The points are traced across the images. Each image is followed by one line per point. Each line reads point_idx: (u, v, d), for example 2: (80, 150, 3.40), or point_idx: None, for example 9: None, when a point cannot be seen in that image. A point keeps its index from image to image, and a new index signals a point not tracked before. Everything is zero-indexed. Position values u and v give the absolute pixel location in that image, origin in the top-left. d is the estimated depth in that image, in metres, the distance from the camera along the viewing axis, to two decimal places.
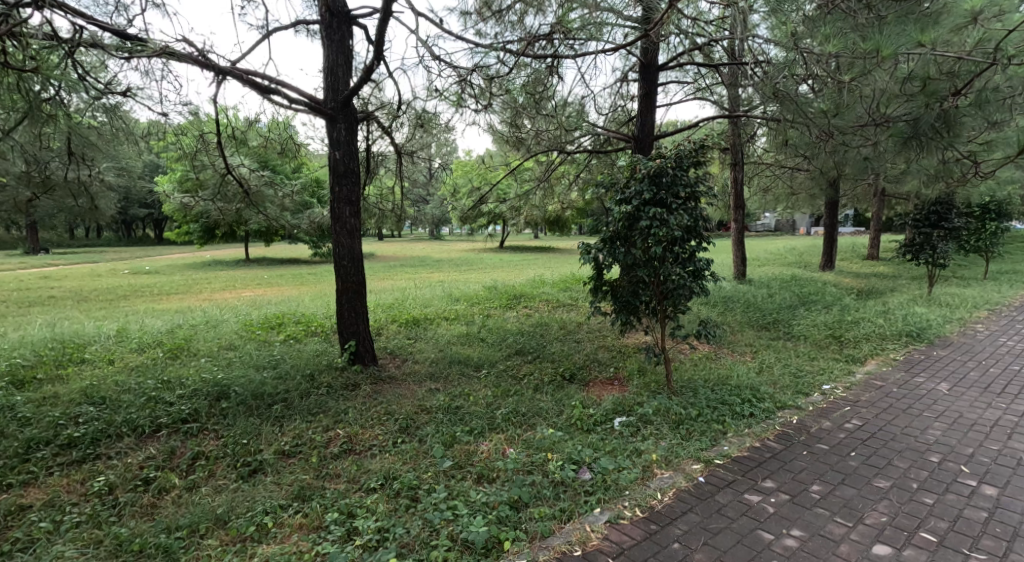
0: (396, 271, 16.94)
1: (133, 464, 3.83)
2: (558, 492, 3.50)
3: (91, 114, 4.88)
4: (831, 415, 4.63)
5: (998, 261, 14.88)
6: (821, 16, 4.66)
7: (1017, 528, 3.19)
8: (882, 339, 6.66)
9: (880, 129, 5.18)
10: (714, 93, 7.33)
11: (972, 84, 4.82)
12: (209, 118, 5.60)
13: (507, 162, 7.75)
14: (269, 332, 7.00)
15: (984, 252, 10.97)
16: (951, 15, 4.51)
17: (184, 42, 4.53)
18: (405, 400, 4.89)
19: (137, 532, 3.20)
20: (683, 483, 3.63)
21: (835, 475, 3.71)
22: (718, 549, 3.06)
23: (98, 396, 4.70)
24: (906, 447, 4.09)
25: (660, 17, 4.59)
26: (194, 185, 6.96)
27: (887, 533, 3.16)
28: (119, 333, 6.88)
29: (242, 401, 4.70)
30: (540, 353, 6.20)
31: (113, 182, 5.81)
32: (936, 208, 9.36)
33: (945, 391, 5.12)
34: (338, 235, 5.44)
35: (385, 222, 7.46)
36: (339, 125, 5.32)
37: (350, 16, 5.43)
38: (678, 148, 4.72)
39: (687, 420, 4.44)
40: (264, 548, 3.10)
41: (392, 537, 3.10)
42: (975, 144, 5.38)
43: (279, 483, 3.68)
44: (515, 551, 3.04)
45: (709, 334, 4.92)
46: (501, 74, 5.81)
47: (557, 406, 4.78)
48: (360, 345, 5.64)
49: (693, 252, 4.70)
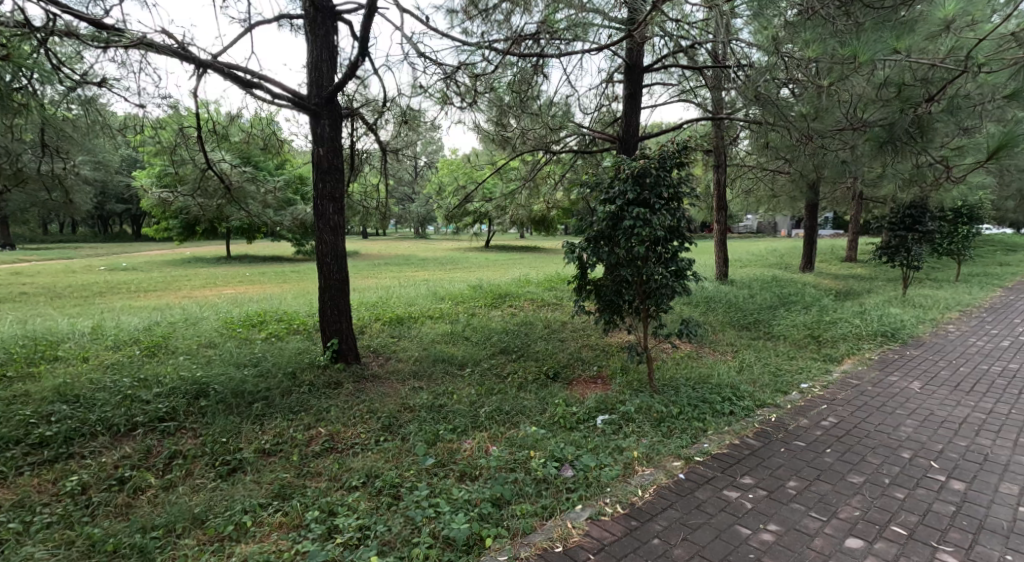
0: (382, 269, 16.87)
1: (108, 463, 3.78)
2: (540, 489, 3.54)
3: (66, 106, 4.81)
4: (808, 413, 4.71)
5: (971, 264, 15.31)
6: (801, 22, 4.76)
7: (983, 521, 3.28)
8: (858, 339, 6.81)
9: (856, 133, 5.33)
10: (698, 96, 7.42)
11: (944, 91, 4.85)
12: (189, 112, 5.54)
13: (493, 161, 7.75)
14: (251, 329, 6.97)
15: (958, 254, 11.21)
16: (925, 23, 4.53)
17: (164, 34, 4.47)
18: (388, 399, 4.88)
19: (111, 532, 3.17)
20: (663, 479, 3.69)
21: (812, 471, 3.79)
22: (696, 544, 3.11)
23: (72, 394, 4.63)
24: (879, 443, 4.19)
25: (643, 18, 4.62)
26: (173, 180, 6.84)
27: (859, 527, 3.24)
28: (95, 330, 6.77)
29: (221, 399, 4.65)
30: (524, 352, 6.23)
31: (87, 174, 5.71)
32: (910, 211, 9.59)
33: (916, 389, 5.25)
34: (322, 232, 5.42)
35: (370, 219, 7.40)
36: (323, 121, 5.28)
37: (335, 11, 5.39)
38: (662, 149, 4.75)
39: (669, 418, 4.50)
40: (242, 547, 3.08)
41: (374, 535, 3.11)
42: (947, 150, 5.51)
43: (259, 482, 3.65)
44: (496, 547, 3.06)
45: (691, 334, 4.98)
46: (487, 72, 5.80)
47: (541, 404, 4.80)
48: (343, 343, 5.61)
49: (675, 252, 4.76)
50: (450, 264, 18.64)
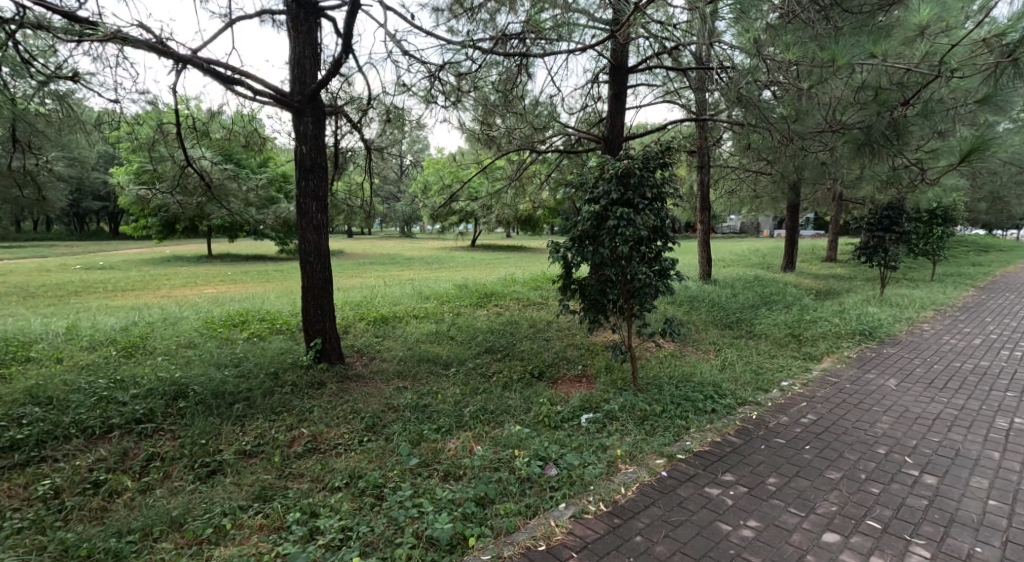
0: (367, 268, 16.74)
1: (82, 466, 3.72)
2: (523, 488, 3.55)
3: (40, 101, 4.75)
4: (788, 410, 4.79)
5: (947, 264, 15.64)
6: (782, 25, 4.79)
7: (954, 514, 3.36)
8: (837, 337, 6.93)
9: (836, 135, 5.44)
10: (682, 97, 7.47)
11: (920, 94, 4.92)
12: (169, 109, 5.48)
13: (479, 160, 7.75)
14: (232, 329, 6.90)
15: (932, 255, 11.43)
16: (902, 28, 4.71)
17: (142, 29, 4.41)
18: (371, 398, 4.86)
19: (85, 537, 3.12)
20: (646, 477, 3.72)
21: (791, 468, 3.85)
22: (678, 541, 3.14)
23: (45, 395, 4.55)
24: (857, 440, 4.26)
25: (626, 19, 4.63)
26: (151, 177, 6.74)
27: (837, 521, 3.30)
28: (70, 330, 6.65)
29: (201, 401, 4.60)
30: (510, 351, 6.23)
31: (62, 171, 5.62)
32: (888, 212, 9.72)
33: (892, 386, 5.36)
34: (305, 230, 5.38)
35: (354, 218, 7.39)
36: (306, 119, 5.24)
37: (319, 8, 5.35)
38: (646, 149, 4.82)
39: (652, 415, 4.55)
40: (221, 550, 3.06)
41: (356, 536, 3.10)
42: (923, 151, 5.63)
43: (239, 483, 3.62)
44: (480, 546, 3.07)
45: (674, 333, 5.01)
46: (472, 71, 5.82)
47: (526, 403, 4.82)
48: (326, 343, 5.58)
49: (658, 252, 4.82)
50: (437, 264, 18.35)
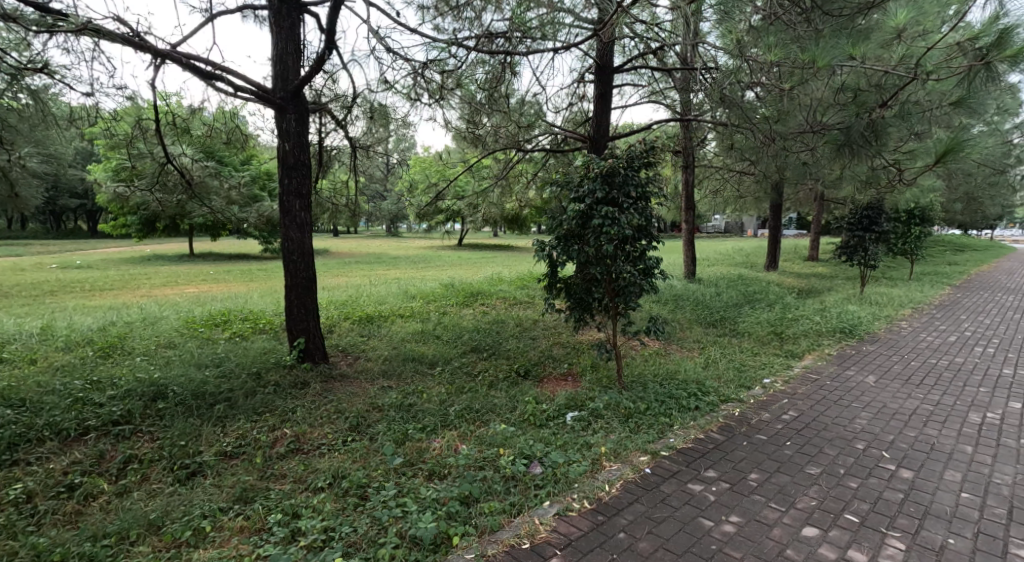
0: (352, 267, 16.58)
1: (56, 470, 3.65)
2: (508, 486, 3.56)
3: (13, 95, 4.59)
4: (770, 407, 4.85)
5: (926, 264, 15.90)
6: (764, 27, 4.80)
7: (929, 508, 3.42)
8: (818, 335, 7.02)
9: (817, 135, 5.51)
10: (667, 97, 7.52)
11: (897, 96, 5.04)
12: (148, 105, 5.39)
13: (466, 159, 7.73)
14: (213, 329, 6.81)
15: (910, 254, 11.63)
16: (881, 31, 4.78)
17: (119, 23, 4.34)
18: (356, 398, 4.83)
19: (58, 541, 3.06)
20: (630, 474, 3.75)
21: (772, 463, 3.90)
22: (660, 537, 3.17)
23: (17, 397, 4.45)
24: (836, 436, 4.32)
25: (610, 19, 4.63)
26: (129, 174, 6.64)
27: (815, 516, 3.34)
28: (46, 330, 6.53)
29: (180, 402, 4.54)
30: (495, 350, 6.23)
31: (36, 167, 5.50)
32: (867, 212, 9.83)
33: (871, 383, 5.45)
34: (288, 228, 5.32)
35: (339, 218, 7.31)
36: (289, 116, 5.19)
37: (301, 4, 5.31)
38: (630, 148, 4.87)
39: (636, 413, 4.57)
40: (200, 553, 3.03)
41: (339, 536, 3.09)
42: (900, 152, 5.73)
43: (219, 485, 3.59)
44: (463, 546, 3.08)
45: (659, 332, 5.03)
46: (457, 69, 5.79)
47: (511, 402, 4.82)
48: (310, 342, 5.53)
49: (643, 251, 4.85)
50: (423, 264, 18.06)
